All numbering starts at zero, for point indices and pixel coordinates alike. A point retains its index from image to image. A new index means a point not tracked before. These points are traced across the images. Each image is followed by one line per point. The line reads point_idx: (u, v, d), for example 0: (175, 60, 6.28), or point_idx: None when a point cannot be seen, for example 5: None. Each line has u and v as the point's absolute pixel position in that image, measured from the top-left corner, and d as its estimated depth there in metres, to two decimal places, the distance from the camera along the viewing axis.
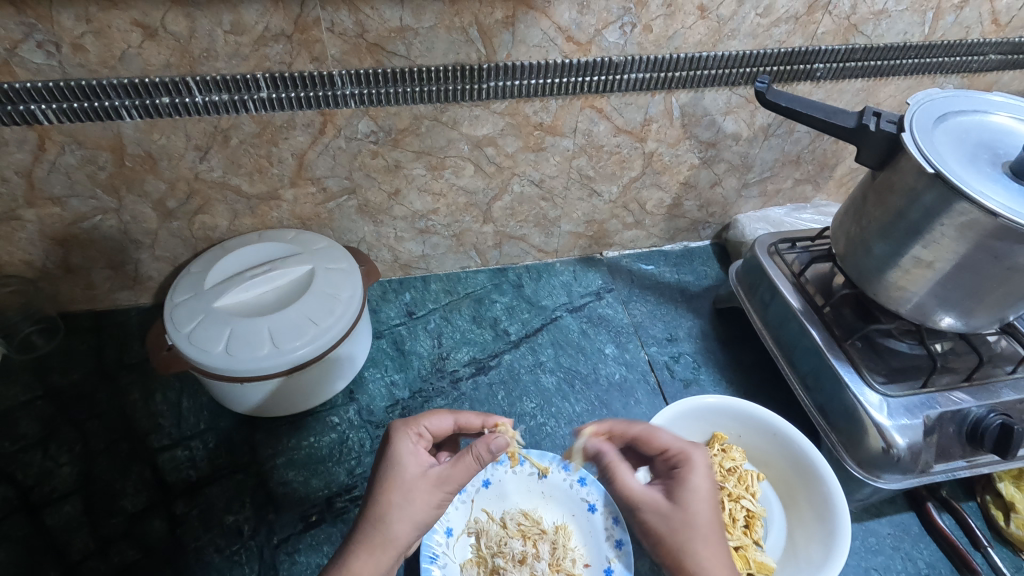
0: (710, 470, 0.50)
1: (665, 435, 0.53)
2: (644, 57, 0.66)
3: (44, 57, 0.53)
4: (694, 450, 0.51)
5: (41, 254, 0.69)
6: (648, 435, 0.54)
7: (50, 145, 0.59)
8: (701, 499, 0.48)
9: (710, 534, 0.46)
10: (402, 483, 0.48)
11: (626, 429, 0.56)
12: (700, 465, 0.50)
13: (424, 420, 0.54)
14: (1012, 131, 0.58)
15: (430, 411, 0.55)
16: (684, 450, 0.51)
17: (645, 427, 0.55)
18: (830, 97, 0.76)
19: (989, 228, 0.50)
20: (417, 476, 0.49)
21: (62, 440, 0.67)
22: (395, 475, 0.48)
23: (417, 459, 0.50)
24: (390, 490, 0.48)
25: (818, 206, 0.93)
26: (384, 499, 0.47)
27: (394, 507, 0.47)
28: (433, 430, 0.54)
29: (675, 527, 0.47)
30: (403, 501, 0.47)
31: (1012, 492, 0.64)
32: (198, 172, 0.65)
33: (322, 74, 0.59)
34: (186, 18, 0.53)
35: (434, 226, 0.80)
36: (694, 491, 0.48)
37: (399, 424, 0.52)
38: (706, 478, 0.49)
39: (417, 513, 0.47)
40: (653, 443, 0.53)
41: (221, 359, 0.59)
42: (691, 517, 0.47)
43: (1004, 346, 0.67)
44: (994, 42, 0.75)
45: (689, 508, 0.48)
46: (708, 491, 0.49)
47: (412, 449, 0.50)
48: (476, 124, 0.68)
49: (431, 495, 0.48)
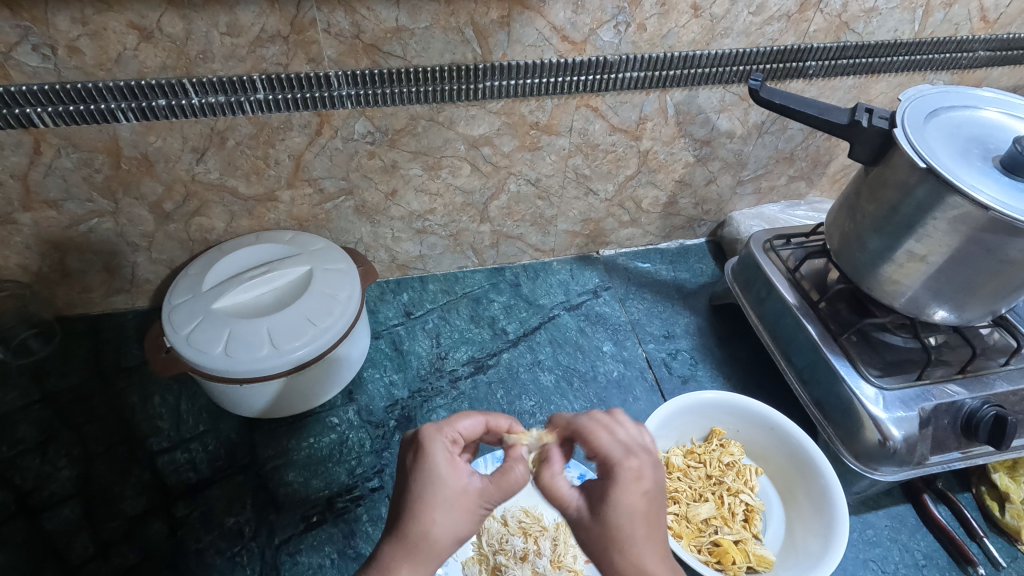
0: (641, 482, 0.41)
1: (605, 437, 0.44)
2: (639, 56, 0.66)
3: (39, 60, 0.53)
4: (625, 459, 0.42)
5: (37, 258, 0.69)
6: (587, 432, 0.45)
7: (45, 148, 0.59)
8: (632, 515, 0.40)
9: (631, 547, 0.40)
10: (445, 498, 0.43)
11: (571, 421, 0.47)
12: (626, 477, 0.41)
13: (454, 422, 0.48)
14: (1002, 126, 0.59)
15: (459, 414, 0.49)
16: (612, 457, 0.43)
17: (586, 423, 0.46)
18: (823, 94, 0.77)
19: (981, 221, 0.50)
20: (460, 490, 0.43)
21: (60, 445, 0.66)
22: (436, 491, 0.43)
23: (456, 472, 0.44)
24: (431, 507, 0.42)
25: (811, 202, 0.94)
26: (419, 515, 0.42)
27: (437, 525, 0.42)
28: (465, 434, 0.49)
29: (595, 538, 0.41)
30: (444, 516, 0.42)
31: (1006, 483, 0.65)
32: (195, 174, 0.65)
33: (318, 75, 0.60)
34: (182, 20, 0.53)
35: (431, 226, 0.80)
36: (614, 506, 0.41)
37: (431, 430, 0.46)
38: (635, 491, 0.41)
39: (458, 528, 0.42)
40: (590, 443, 0.45)
41: (220, 360, 0.59)
42: (607, 530, 0.41)
43: (996, 338, 0.68)
44: (982, 39, 0.76)
45: (608, 524, 0.41)
46: (636, 506, 0.41)
47: (448, 458, 0.44)
48: (472, 124, 0.69)
49: (472, 510, 0.43)
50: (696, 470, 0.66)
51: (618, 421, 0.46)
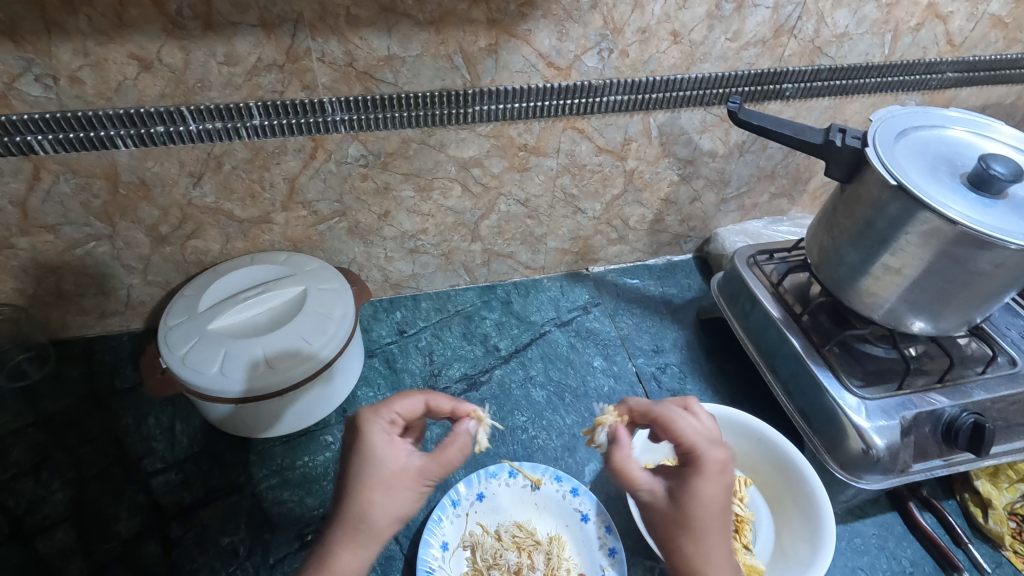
0: (722, 474, 0.45)
1: (685, 426, 0.47)
2: (622, 80, 0.69)
3: (41, 90, 0.54)
4: (710, 450, 0.45)
5: (32, 282, 0.70)
6: (669, 422, 0.48)
7: (45, 174, 0.61)
8: (711, 504, 0.44)
9: (704, 536, 0.44)
10: (382, 480, 0.44)
11: (649, 410, 0.51)
12: (711, 469, 0.45)
13: (391, 404, 0.49)
14: (967, 144, 0.62)
15: (399, 393, 0.50)
16: (698, 448, 0.46)
17: (663, 415, 0.49)
18: (800, 114, 0.80)
19: (950, 235, 0.53)
20: (396, 471, 0.45)
21: (53, 467, 0.67)
22: (373, 473, 0.44)
23: (394, 452, 0.45)
24: (368, 488, 0.44)
25: (793, 218, 0.96)
26: (361, 497, 0.44)
27: (375, 506, 0.43)
28: (404, 415, 0.49)
29: (672, 524, 0.45)
30: (384, 497, 0.44)
31: (988, 489, 0.67)
32: (191, 198, 0.67)
33: (313, 101, 0.62)
34: (181, 51, 0.55)
35: (423, 246, 0.82)
36: (696, 495, 0.44)
37: (369, 412, 0.47)
38: (716, 482, 0.44)
39: (398, 509, 0.44)
40: (671, 432, 0.48)
41: (216, 381, 0.60)
42: (684, 516, 0.44)
43: (974, 348, 0.70)
44: (950, 61, 0.79)
45: (686, 508, 0.44)
46: (715, 497, 0.44)
47: (386, 439, 0.46)
48: (462, 147, 0.71)
49: (412, 489, 0.45)
50: None
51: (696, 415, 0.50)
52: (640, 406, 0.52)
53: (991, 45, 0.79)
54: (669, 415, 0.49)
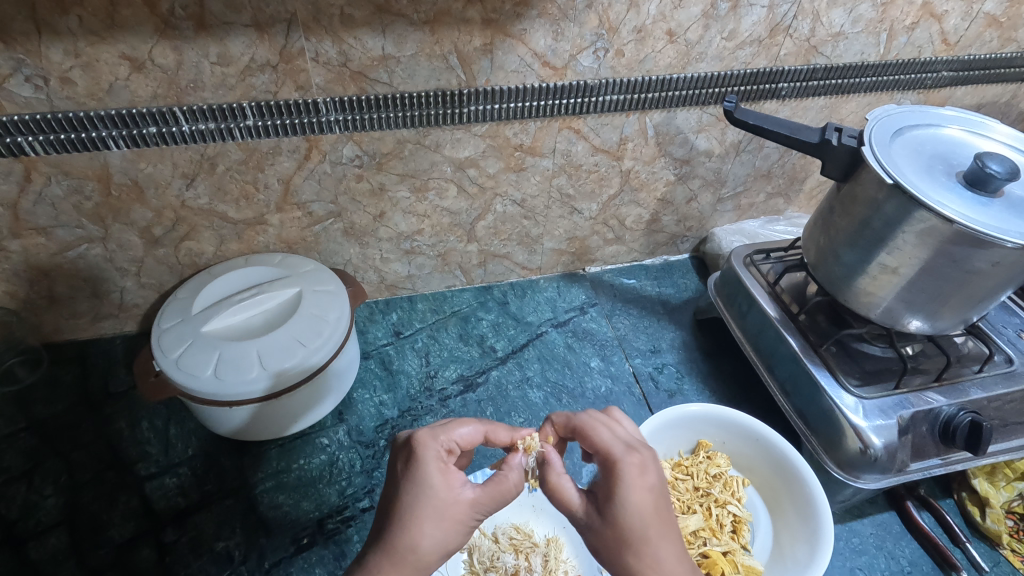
0: (644, 477, 0.42)
1: (604, 435, 0.46)
2: (617, 80, 0.69)
3: (32, 91, 0.54)
4: (626, 455, 0.43)
5: (24, 285, 0.69)
6: (587, 431, 0.47)
7: (36, 176, 0.60)
8: (640, 512, 0.41)
9: (643, 547, 0.40)
10: (434, 510, 0.42)
11: (570, 422, 0.50)
12: (630, 473, 0.42)
13: (450, 430, 0.47)
14: (963, 143, 0.62)
15: (457, 420, 0.48)
16: (614, 454, 0.44)
17: (584, 423, 0.48)
18: (796, 114, 0.80)
19: (946, 234, 0.52)
20: (450, 502, 0.43)
21: (46, 472, 0.66)
22: (426, 501, 0.42)
23: (448, 482, 0.43)
24: (420, 518, 0.42)
25: (790, 217, 0.96)
26: (412, 528, 0.41)
27: (426, 538, 0.41)
28: (461, 443, 0.48)
29: (612, 542, 0.42)
30: (433, 529, 0.42)
31: (986, 488, 0.67)
32: (185, 200, 0.66)
33: (307, 102, 0.61)
34: (174, 51, 0.54)
35: (419, 247, 0.81)
36: (624, 505, 0.41)
37: (426, 434, 0.46)
38: (639, 485, 0.42)
39: (446, 542, 0.42)
40: (589, 441, 0.46)
41: (210, 383, 0.59)
42: (616, 526, 0.41)
43: (970, 346, 0.70)
44: (945, 60, 0.79)
45: (617, 522, 0.41)
46: (643, 504, 0.41)
47: (441, 466, 0.44)
48: (457, 147, 0.70)
49: (462, 521, 0.43)
50: (684, 482, 0.66)
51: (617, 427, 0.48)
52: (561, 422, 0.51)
53: (986, 44, 0.79)
54: (591, 424, 0.48)
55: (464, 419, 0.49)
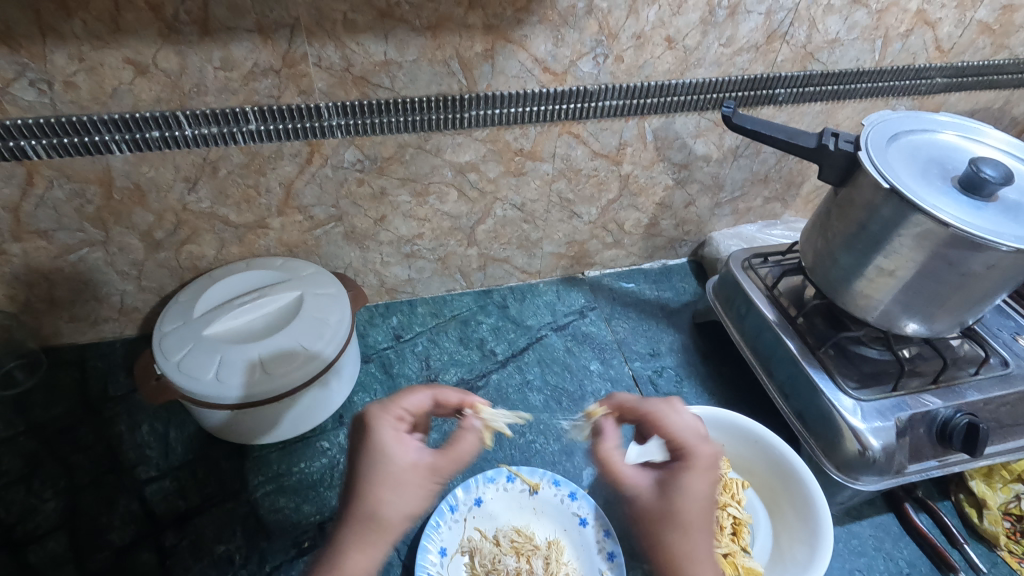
0: (711, 469, 0.47)
1: (676, 420, 0.51)
2: (617, 85, 0.70)
3: (35, 95, 0.54)
4: (699, 445, 0.48)
5: (24, 288, 0.69)
6: (660, 417, 0.53)
7: (38, 180, 0.60)
8: (698, 499, 0.45)
9: (684, 532, 0.44)
10: (392, 476, 0.44)
11: (638, 407, 0.56)
12: (699, 462, 0.47)
13: (400, 400, 0.51)
14: (957, 148, 0.62)
15: (406, 390, 0.52)
16: (688, 441, 0.49)
17: (657, 409, 0.53)
18: (793, 119, 0.81)
19: (942, 237, 0.53)
20: (406, 467, 0.45)
21: (45, 476, 0.66)
22: (386, 468, 0.44)
23: (404, 449, 0.46)
24: (380, 484, 0.43)
25: (787, 222, 0.97)
26: (374, 495, 0.43)
27: (387, 503, 0.43)
28: (412, 410, 0.51)
29: (656, 518, 0.45)
30: (394, 494, 0.44)
31: (983, 490, 0.68)
32: (186, 203, 0.67)
33: (309, 106, 0.62)
34: (178, 55, 0.55)
35: (419, 250, 0.82)
36: (685, 490, 0.46)
37: (376, 408, 0.48)
38: (704, 477, 0.46)
39: (409, 506, 0.44)
40: (663, 426, 0.52)
41: (212, 386, 0.59)
42: (674, 510, 0.45)
43: (967, 349, 0.70)
44: (939, 67, 0.80)
45: (675, 502, 0.45)
46: (701, 490, 0.46)
47: (395, 435, 0.46)
48: (458, 151, 0.71)
49: (421, 485, 0.45)
50: None
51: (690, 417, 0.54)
52: (628, 404, 0.58)
53: (979, 51, 0.80)
54: (662, 412, 0.53)
55: (415, 390, 0.52)
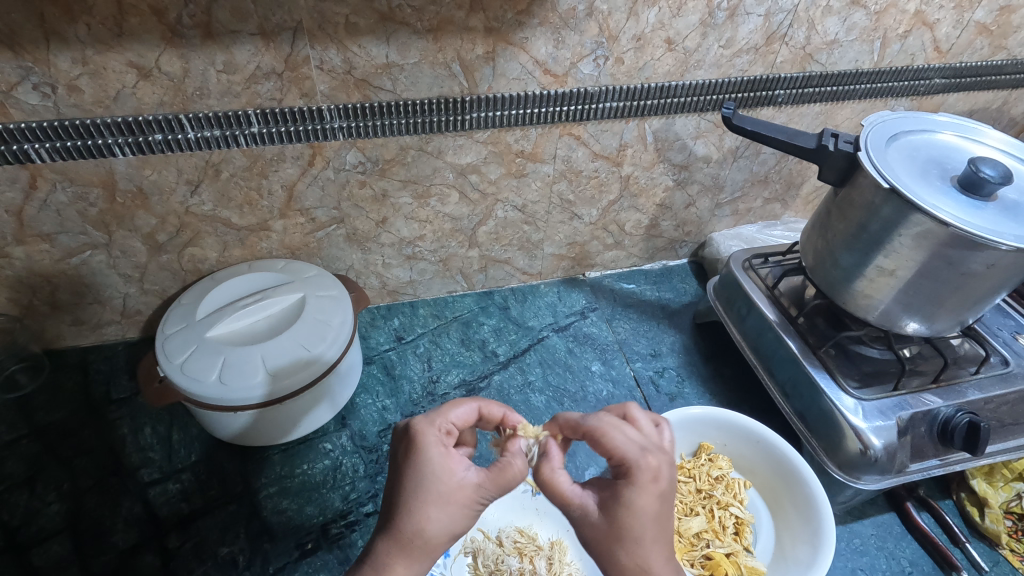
0: (655, 483, 0.41)
1: (620, 438, 0.43)
2: (617, 87, 0.70)
3: (39, 98, 0.54)
4: (642, 459, 0.41)
5: (27, 291, 0.69)
6: (601, 435, 0.44)
7: (41, 183, 0.60)
8: (645, 515, 0.40)
9: (637, 547, 0.40)
10: (440, 496, 0.41)
11: (581, 422, 0.47)
12: (644, 478, 0.41)
13: (445, 413, 0.47)
14: (956, 148, 0.63)
15: (452, 403, 0.48)
16: (630, 459, 0.41)
17: (598, 425, 0.45)
18: (792, 120, 0.81)
19: (942, 237, 0.53)
20: (455, 486, 0.42)
21: (48, 479, 0.66)
22: (432, 486, 0.41)
23: (451, 467, 0.43)
24: (427, 503, 0.41)
25: (787, 222, 0.98)
26: (417, 513, 0.41)
27: (431, 523, 0.41)
28: (458, 423, 0.48)
29: (602, 539, 0.42)
30: (439, 513, 0.41)
31: (984, 489, 0.68)
32: (189, 206, 0.67)
33: (311, 109, 0.62)
34: (180, 59, 0.55)
35: (421, 252, 0.82)
36: (630, 507, 0.41)
37: (422, 422, 0.45)
38: (649, 490, 0.41)
39: (452, 527, 0.41)
40: (602, 445, 0.43)
41: (214, 389, 0.60)
42: (619, 529, 0.41)
43: (967, 348, 0.71)
44: (937, 67, 0.81)
45: (619, 522, 0.41)
46: (649, 507, 0.41)
47: (442, 451, 0.43)
48: (459, 153, 0.71)
49: (468, 507, 0.42)
50: (686, 484, 0.67)
51: (633, 426, 0.45)
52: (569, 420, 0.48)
53: (977, 51, 0.80)
54: (605, 425, 0.45)
55: (461, 403, 0.49)
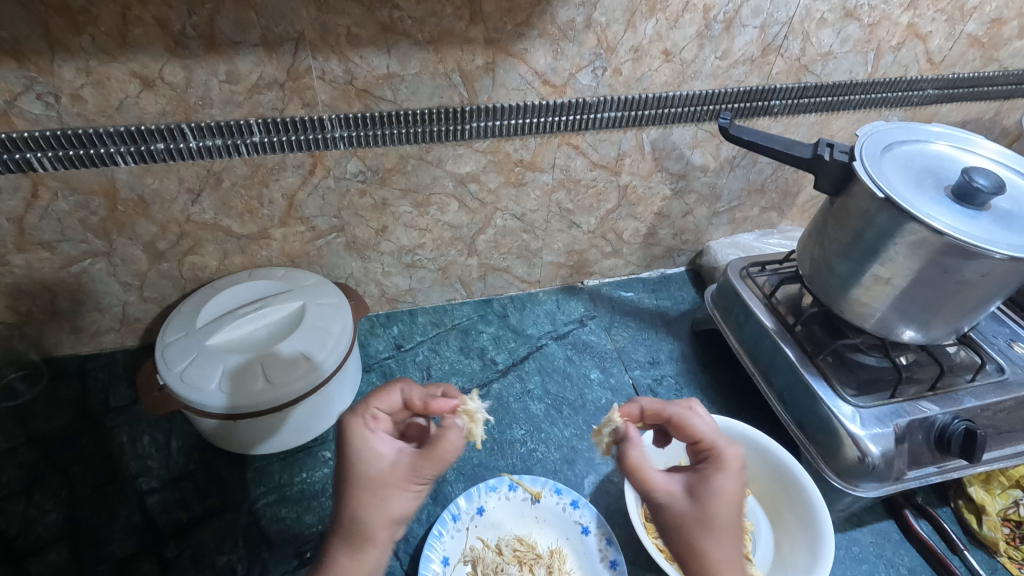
0: (741, 469, 0.45)
1: (700, 423, 0.49)
2: (615, 97, 0.71)
3: (42, 108, 0.54)
4: (728, 445, 0.46)
5: (26, 299, 0.69)
6: (683, 421, 0.49)
7: (43, 192, 0.61)
8: (727, 498, 0.43)
9: (722, 533, 0.42)
10: (369, 479, 0.44)
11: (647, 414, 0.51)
12: (731, 463, 0.45)
13: (372, 400, 0.48)
14: (949, 157, 0.64)
15: (379, 390, 0.49)
16: (720, 444, 0.46)
17: (679, 412, 0.49)
18: (788, 130, 0.82)
19: (937, 246, 0.54)
20: (385, 468, 0.44)
21: (45, 487, 0.65)
22: (363, 470, 0.44)
23: (378, 451, 0.45)
24: (357, 488, 0.44)
25: (784, 231, 0.98)
26: (355, 500, 0.43)
27: (365, 505, 0.43)
28: (387, 409, 0.49)
29: (690, 525, 0.43)
30: (375, 497, 0.43)
31: (982, 496, 0.68)
32: (190, 214, 0.67)
33: (313, 118, 0.62)
34: (183, 69, 0.55)
35: (420, 260, 0.82)
36: (716, 491, 0.44)
37: (349, 412, 0.47)
38: (733, 475, 0.44)
39: (390, 509, 0.43)
40: (687, 430, 0.49)
41: (215, 396, 0.60)
42: (708, 514, 0.43)
43: (963, 355, 0.71)
44: (930, 78, 0.82)
45: (710, 508, 0.43)
46: (734, 491, 0.44)
47: (368, 436, 0.46)
48: (459, 162, 0.72)
49: (403, 486, 0.44)
50: None
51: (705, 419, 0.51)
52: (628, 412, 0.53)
53: (969, 63, 0.81)
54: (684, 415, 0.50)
55: (388, 386, 0.50)
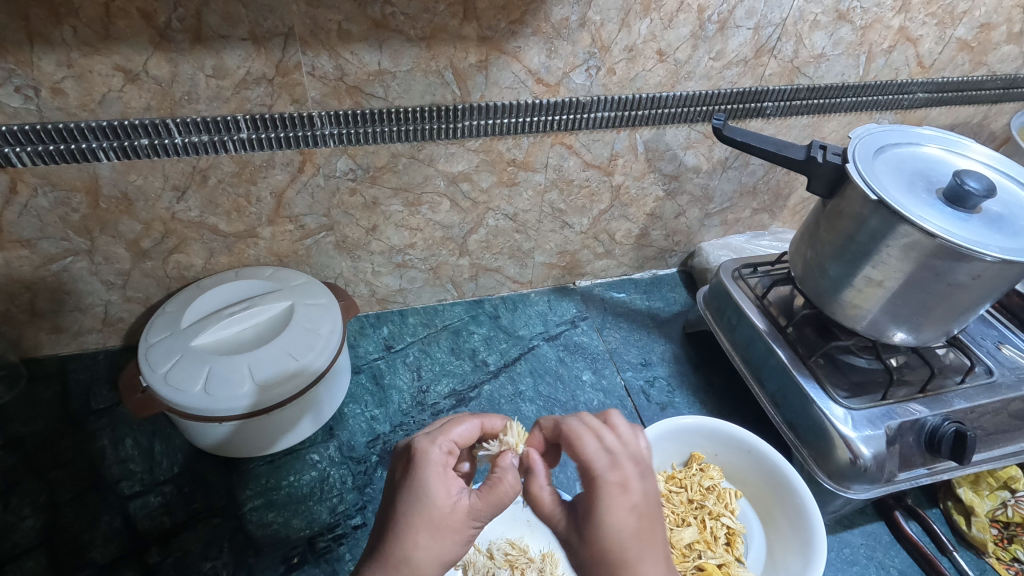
0: (626, 497, 0.38)
1: (590, 443, 0.40)
2: (609, 97, 0.70)
3: (21, 101, 0.53)
4: (608, 472, 0.39)
5: (5, 298, 0.67)
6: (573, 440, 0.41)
7: (22, 187, 0.59)
8: (621, 535, 0.37)
9: (626, 571, 0.37)
10: (431, 520, 0.40)
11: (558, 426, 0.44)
12: (610, 493, 0.38)
13: (447, 431, 0.46)
14: (940, 161, 0.64)
15: (455, 420, 0.48)
16: (596, 469, 0.39)
17: (565, 429, 0.42)
18: (780, 132, 0.83)
19: (930, 248, 0.54)
20: (447, 511, 0.41)
21: (24, 492, 0.64)
22: (426, 510, 0.41)
23: (446, 491, 0.42)
24: (418, 528, 0.40)
25: (775, 233, 0.99)
26: (411, 539, 0.40)
27: (421, 548, 0.40)
28: (458, 442, 0.47)
29: (586, 561, 0.39)
30: (431, 540, 0.40)
31: (970, 497, 0.69)
32: (175, 212, 0.66)
33: (302, 115, 0.61)
34: (169, 63, 0.54)
35: (411, 260, 0.81)
36: (604, 528, 0.38)
37: (425, 442, 0.44)
38: (619, 508, 0.38)
39: (444, 553, 0.40)
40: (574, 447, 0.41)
41: (200, 400, 0.58)
42: (599, 553, 0.38)
43: (952, 357, 0.72)
44: (920, 82, 0.83)
45: (597, 546, 0.38)
46: (624, 525, 0.38)
47: (439, 473, 0.42)
48: (451, 161, 0.71)
49: (461, 531, 0.41)
50: (678, 495, 0.67)
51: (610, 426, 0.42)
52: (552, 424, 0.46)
53: (959, 67, 0.82)
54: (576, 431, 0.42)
55: (463, 419, 0.48)
